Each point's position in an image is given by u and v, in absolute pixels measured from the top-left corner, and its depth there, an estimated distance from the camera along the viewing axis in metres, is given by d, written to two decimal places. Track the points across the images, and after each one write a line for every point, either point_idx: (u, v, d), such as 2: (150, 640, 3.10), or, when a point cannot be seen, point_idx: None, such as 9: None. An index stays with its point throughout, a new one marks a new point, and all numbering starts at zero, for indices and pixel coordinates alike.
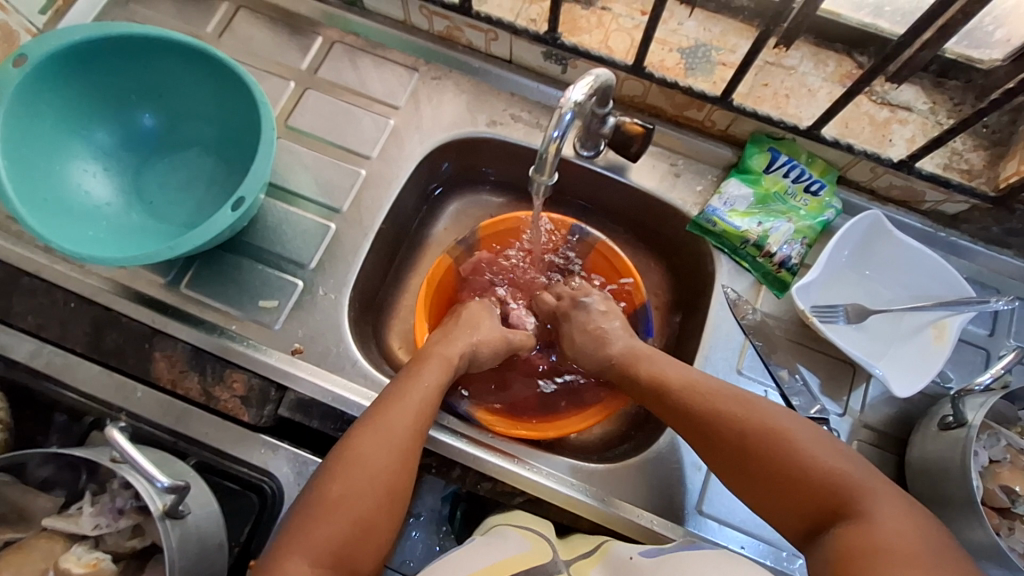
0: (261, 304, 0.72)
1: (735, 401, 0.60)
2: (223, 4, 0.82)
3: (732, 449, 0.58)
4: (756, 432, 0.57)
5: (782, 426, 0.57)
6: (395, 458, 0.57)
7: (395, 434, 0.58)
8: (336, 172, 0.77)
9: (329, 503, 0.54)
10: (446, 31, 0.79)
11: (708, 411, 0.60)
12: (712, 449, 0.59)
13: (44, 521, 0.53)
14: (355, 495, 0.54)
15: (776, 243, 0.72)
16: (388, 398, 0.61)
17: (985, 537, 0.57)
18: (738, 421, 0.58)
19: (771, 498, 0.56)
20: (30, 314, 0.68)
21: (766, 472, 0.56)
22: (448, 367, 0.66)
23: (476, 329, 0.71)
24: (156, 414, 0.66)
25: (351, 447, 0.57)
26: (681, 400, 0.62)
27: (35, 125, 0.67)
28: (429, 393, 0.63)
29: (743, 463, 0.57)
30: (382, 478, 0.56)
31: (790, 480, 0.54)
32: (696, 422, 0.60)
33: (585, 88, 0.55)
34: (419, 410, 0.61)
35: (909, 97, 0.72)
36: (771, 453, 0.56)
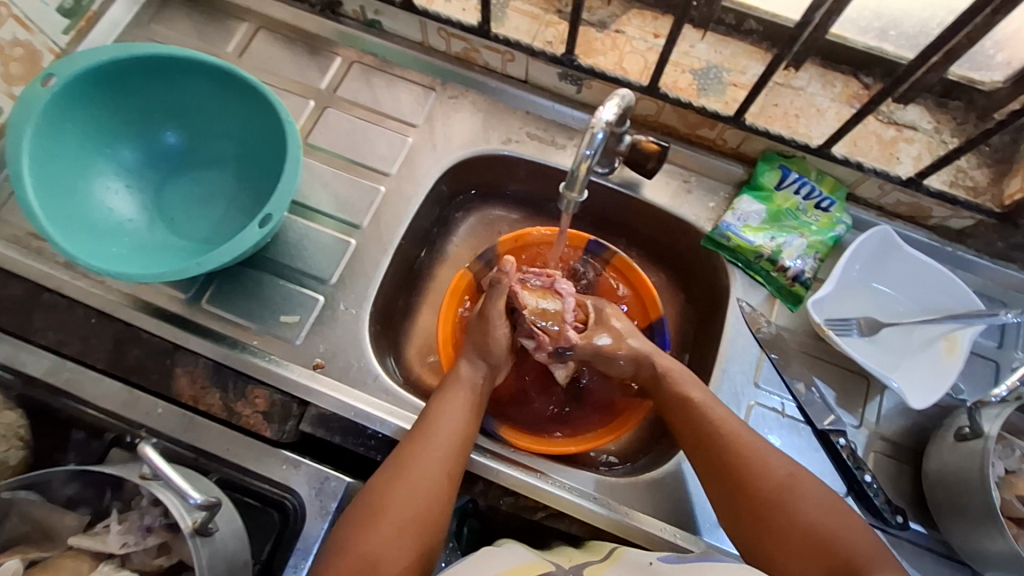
0: (282, 319, 0.72)
1: (767, 450, 0.60)
2: (243, 25, 0.84)
3: (756, 497, 0.58)
4: (781, 486, 0.57)
5: (803, 487, 0.57)
6: (430, 485, 0.58)
7: (431, 460, 0.60)
8: (354, 189, 0.78)
9: (366, 528, 0.55)
10: (463, 52, 0.81)
11: (741, 454, 0.60)
12: (732, 498, 0.59)
13: (70, 539, 0.52)
14: (391, 521, 0.55)
15: (790, 257, 0.74)
16: (423, 423, 0.63)
17: (1006, 546, 0.59)
18: (766, 469, 0.58)
19: (786, 553, 0.55)
20: (51, 330, 0.68)
21: (786, 525, 0.56)
22: (474, 392, 0.68)
23: (487, 328, 0.70)
24: (176, 430, 0.65)
25: (389, 473, 0.59)
26: (714, 439, 0.61)
27: (61, 143, 0.68)
28: (462, 418, 0.64)
29: (764, 512, 0.57)
30: (417, 505, 0.57)
31: (807, 536, 0.54)
32: (726, 465, 0.60)
33: (614, 107, 0.57)
34: (452, 437, 0.62)
35: (914, 116, 0.74)
36: (793, 506, 0.56)
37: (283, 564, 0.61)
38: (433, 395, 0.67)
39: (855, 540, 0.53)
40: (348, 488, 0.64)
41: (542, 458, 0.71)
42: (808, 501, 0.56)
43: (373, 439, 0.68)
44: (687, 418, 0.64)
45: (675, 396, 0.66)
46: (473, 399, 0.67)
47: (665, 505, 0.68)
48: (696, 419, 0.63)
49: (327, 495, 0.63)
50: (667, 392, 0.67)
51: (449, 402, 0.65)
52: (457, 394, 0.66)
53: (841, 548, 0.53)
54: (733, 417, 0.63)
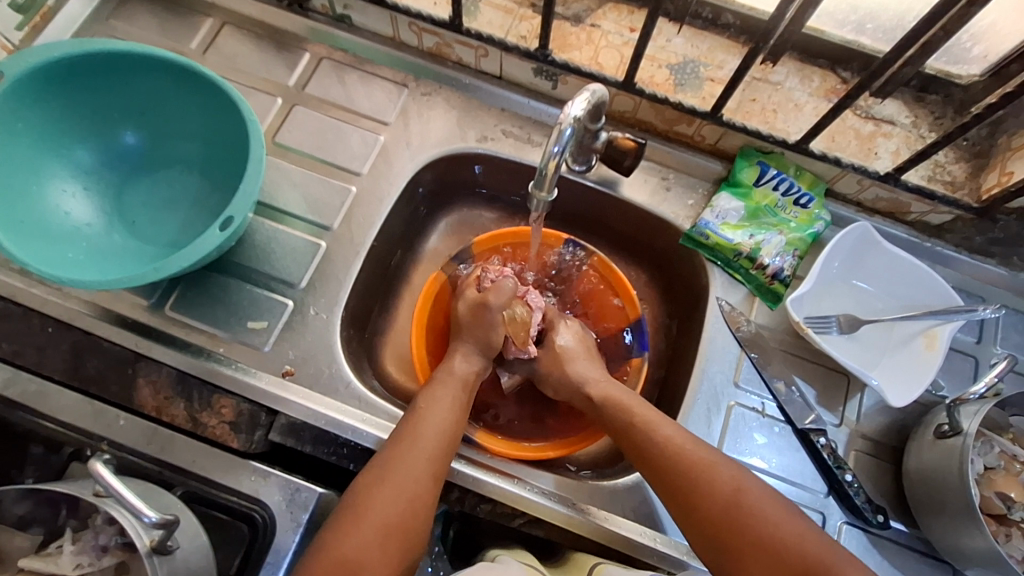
0: (250, 325, 0.70)
1: (713, 461, 0.59)
2: (208, 20, 0.81)
3: (709, 515, 0.56)
4: (730, 500, 0.56)
5: (751, 498, 0.56)
6: (414, 486, 0.57)
7: (416, 460, 0.58)
8: (325, 190, 0.76)
9: (347, 530, 0.53)
10: (435, 48, 0.79)
11: (687, 469, 0.58)
12: (686, 516, 0.58)
13: (20, 561, 0.50)
14: (373, 523, 0.54)
15: (769, 255, 0.73)
16: (409, 421, 0.62)
17: (985, 544, 0.58)
18: (713, 483, 0.57)
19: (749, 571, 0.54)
20: (5, 340, 0.65)
21: (743, 540, 0.54)
22: (463, 388, 0.66)
23: (481, 329, 0.70)
24: (139, 442, 0.63)
25: (373, 473, 0.57)
26: (660, 456, 0.60)
27: (12, 145, 0.65)
28: (450, 417, 0.63)
29: (721, 531, 0.55)
30: (400, 507, 0.55)
31: (764, 550, 0.54)
32: (674, 483, 0.59)
33: (583, 103, 0.55)
34: (439, 435, 0.61)
35: (892, 111, 0.74)
36: (746, 521, 0.55)
37: None
38: (420, 392, 0.65)
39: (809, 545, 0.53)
40: (320, 499, 0.62)
41: (520, 463, 0.69)
42: (761, 510, 0.55)
43: (345, 448, 0.66)
44: (631, 436, 0.63)
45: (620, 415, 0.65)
46: (462, 396, 0.66)
47: (646, 508, 0.67)
48: (640, 436, 0.62)
49: (298, 506, 0.61)
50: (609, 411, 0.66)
51: (437, 400, 0.64)
52: (445, 391, 0.65)
53: (796, 557, 0.53)
54: (680, 430, 0.62)
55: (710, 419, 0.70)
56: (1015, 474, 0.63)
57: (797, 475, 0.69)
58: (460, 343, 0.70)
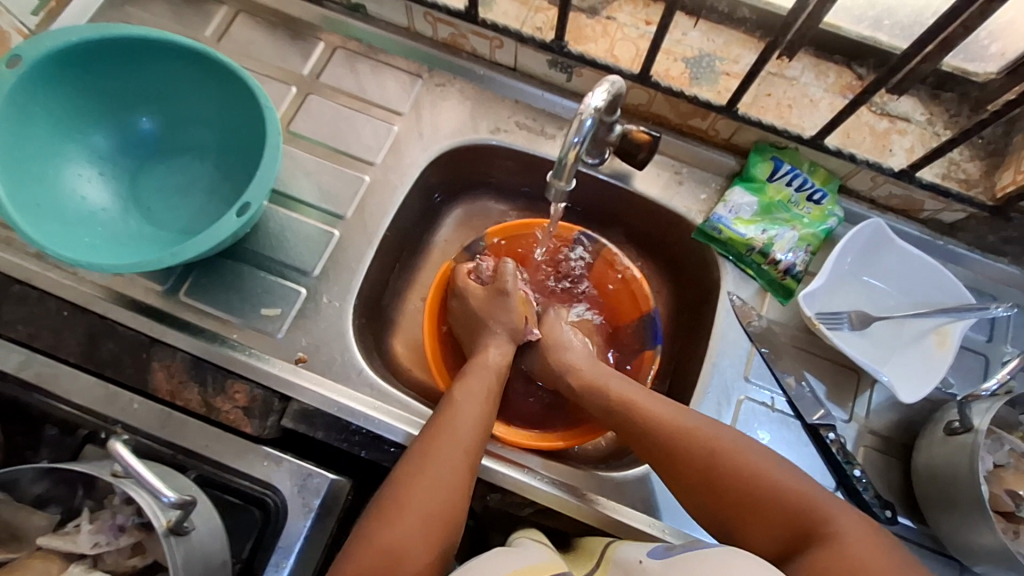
0: (264, 312, 0.70)
1: (685, 423, 0.61)
2: (222, 8, 0.81)
3: (691, 475, 0.59)
4: (707, 460, 0.58)
5: (727, 450, 0.58)
6: (453, 476, 0.58)
7: (453, 452, 0.59)
8: (339, 180, 0.76)
9: (389, 520, 0.54)
10: (451, 38, 0.79)
11: (662, 433, 0.61)
12: (671, 479, 0.60)
13: (38, 539, 0.51)
14: (415, 514, 0.55)
15: (781, 250, 0.73)
16: (444, 412, 0.62)
17: (994, 540, 0.59)
18: (688, 445, 0.59)
19: (740, 525, 0.57)
20: (21, 323, 0.66)
21: (728, 495, 0.57)
22: (494, 379, 0.67)
23: (498, 315, 0.72)
24: (153, 425, 0.63)
25: (412, 464, 0.58)
26: (634, 425, 0.63)
27: (30, 130, 0.65)
28: (484, 409, 0.64)
29: (706, 490, 0.58)
30: (440, 497, 0.56)
31: (744, 502, 0.56)
32: (654, 450, 0.61)
33: (604, 93, 0.55)
34: (475, 426, 0.62)
35: (907, 108, 0.74)
36: (725, 477, 0.57)
37: (264, 563, 0.59)
38: (453, 383, 0.66)
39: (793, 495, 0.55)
40: (332, 485, 0.62)
41: (529, 454, 0.70)
42: (740, 463, 0.58)
43: (357, 435, 0.66)
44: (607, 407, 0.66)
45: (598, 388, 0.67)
46: (494, 388, 0.67)
47: (653, 500, 0.67)
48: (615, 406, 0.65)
49: (311, 491, 0.62)
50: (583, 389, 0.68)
51: (470, 391, 0.65)
52: (478, 383, 0.66)
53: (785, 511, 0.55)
54: (648, 396, 0.64)
55: (720, 412, 0.71)
56: None
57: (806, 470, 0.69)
58: (489, 335, 0.71)
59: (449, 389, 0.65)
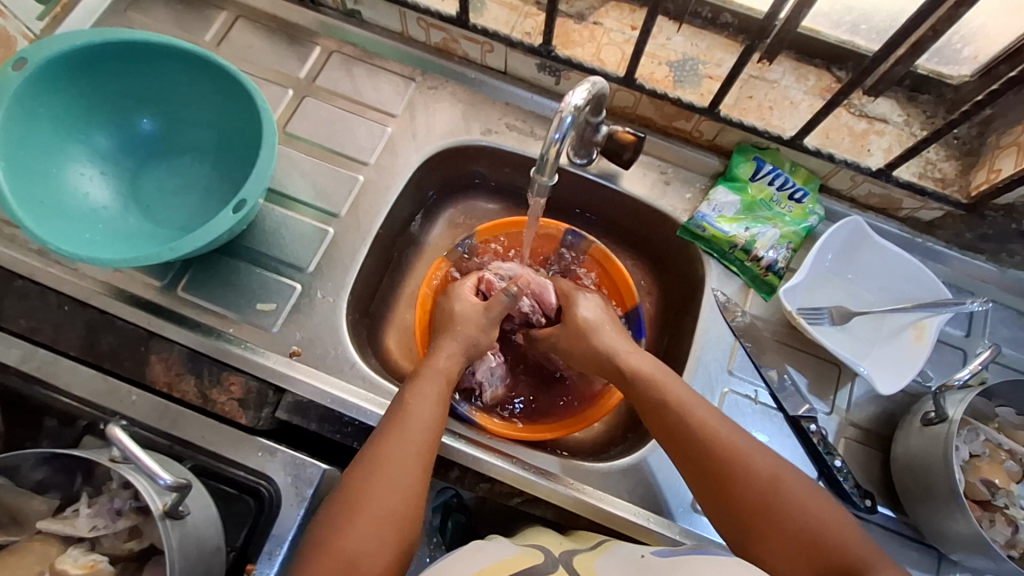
0: (259, 307, 0.72)
1: (750, 449, 0.58)
2: (222, 14, 0.84)
3: (748, 507, 0.56)
4: (771, 489, 0.56)
5: (784, 483, 0.56)
6: (407, 479, 0.57)
7: (406, 456, 0.58)
8: (333, 179, 0.78)
9: (343, 525, 0.53)
10: (443, 43, 0.81)
11: (729, 454, 0.58)
12: (717, 500, 0.58)
13: (38, 523, 0.53)
14: (369, 519, 0.54)
15: (763, 247, 0.75)
16: (396, 415, 0.61)
17: (970, 528, 0.60)
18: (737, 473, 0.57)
19: (776, 558, 0.54)
20: (23, 317, 0.68)
21: (778, 531, 0.54)
22: (447, 380, 0.65)
23: (474, 317, 0.71)
24: (151, 417, 0.65)
25: (363, 470, 0.56)
26: (695, 441, 0.59)
27: (34, 129, 0.67)
28: (437, 409, 0.62)
29: (758, 522, 0.55)
30: (395, 501, 0.55)
31: (786, 533, 0.54)
32: (713, 471, 0.58)
33: (584, 93, 0.57)
34: (428, 429, 0.60)
35: (885, 110, 0.76)
36: (783, 513, 0.55)
37: (257, 551, 0.61)
38: (405, 386, 0.64)
39: (848, 542, 0.53)
40: (324, 475, 0.64)
41: (518, 444, 0.72)
42: (803, 501, 0.55)
43: (349, 426, 0.68)
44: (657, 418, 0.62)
45: (655, 390, 0.63)
46: (447, 387, 0.65)
47: (639, 490, 0.69)
48: (676, 419, 0.61)
49: (304, 481, 0.63)
50: (643, 388, 0.64)
51: (423, 392, 0.63)
52: (432, 382, 0.64)
53: (836, 554, 0.53)
54: (713, 413, 0.61)
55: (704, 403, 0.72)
56: (999, 462, 0.65)
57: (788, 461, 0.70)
58: (446, 339, 0.69)
59: (401, 390, 0.64)
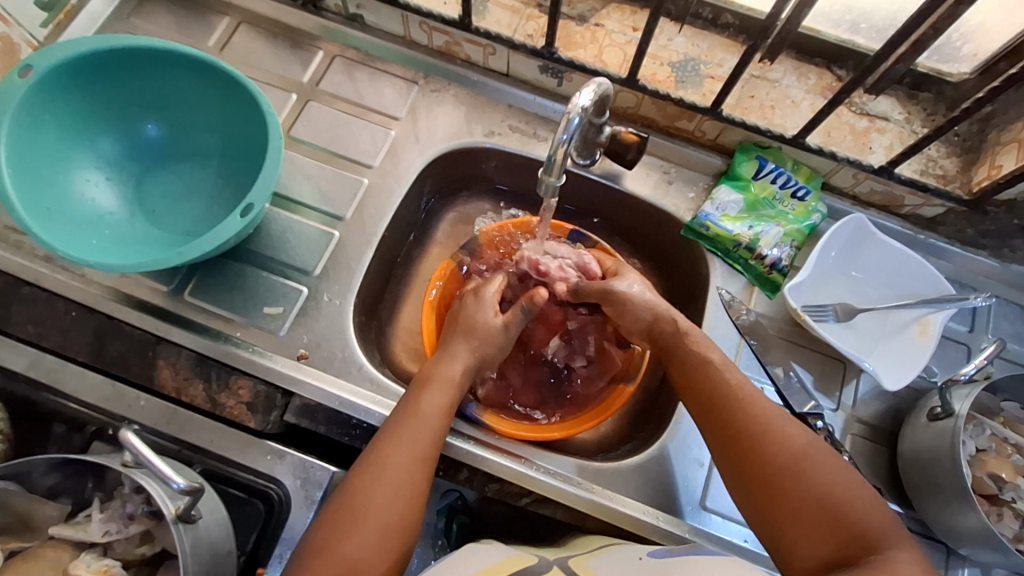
0: (266, 310, 0.72)
1: (780, 417, 0.57)
2: (224, 20, 0.84)
3: (767, 471, 0.55)
4: (798, 453, 0.54)
5: (815, 453, 0.54)
6: (410, 485, 0.57)
7: (410, 460, 0.58)
8: (338, 182, 0.79)
9: (345, 529, 0.53)
10: (445, 46, 0.82)
11: (756, 418, 0.57)
12: (736, 460, 0.57)
13: (50, 529, 0.53)
14: (371, 523, 0.53)
15: (767, 246, 0.75)
16: (400, 419, 0.61)
17: (978, 522, 0.60)
18: (765, 437, 0.56)
19: (792, 521, 0.52)
20: (29, 324, 0.67)
21: (790, 496, 0.53)
22: (456, 387, 0.65)
23: (486, 319, 0.71)
24: (158, 421, 0.66)
25: (366, 472, 0.56)
26: (725, 400, 0.60)
27: (39, 136, 0.68)
28: (442, 415, 0.62)
29: (776, 483, 0.54)
30: (397, 507, 0.55)
31: (809, 506, 0.52)
32: (736, 429, 0.58)
33: (591, 94, 0.58)
34: (433, 435, 0.60)
35: (886, 107, 0.76)
36: (806, 476, 0.53)
37: (268, 554, 0.61)
38: (410, 391, 0.64)
39: (870, 514, 0.50)
40: (333, 478, 0.64)
41: (527, 444, 0.72)
42: (829, 470, 0.53)
43: (357, 428, 0.68)
44: (695, 382, 0.63)
45: (695, 354, 0.64)
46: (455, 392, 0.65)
47: (647, 489, 0.69)
48: (710, 381, 0.62)
49: (313, 484, 0.63)
50: (687, 350, 0.65)
51: (429, 397, 0.63)
52: (439, 386, 0.64)
53: (856, 525, 0.50)
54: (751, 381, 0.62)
55: None
56: (1006, 456, 0.65)
57: None
58: (459, 345, 0.69)
59: (405, 395, 0.64)
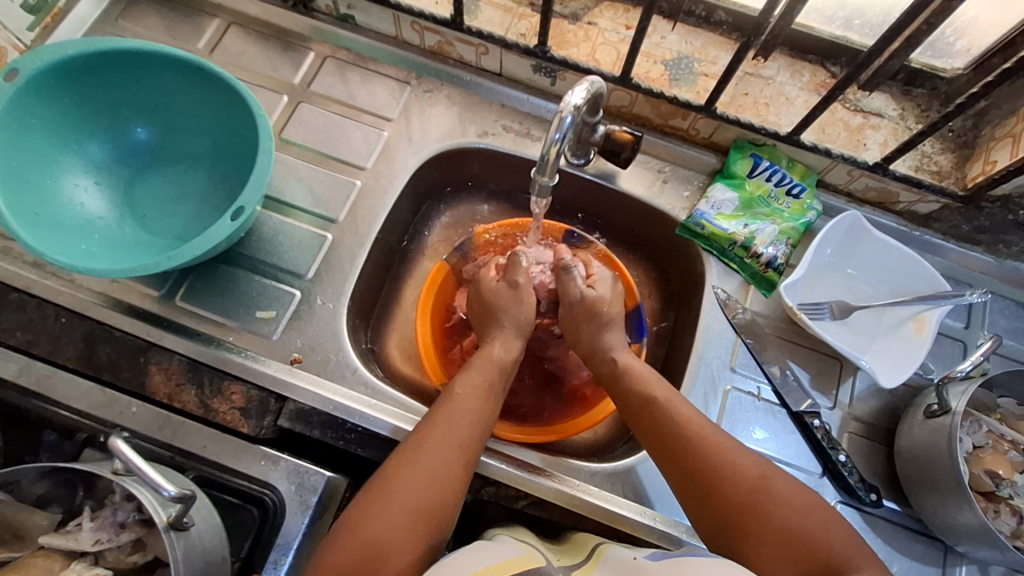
0: (259, 314, 0.72)
1: (733, 449, 0.59)
2: (214, 21, 0.83)
3: (730, 505, 0.56)
4: (757, 486, 0.56)
5: (772, 483, 0.57)
6: (444, 471, 0.56)
7: (444, 447, 0.58)
8: (330, 184, 0.78)
9: (374, 509, 0.53)
10: (437, 46, 0.81)
11: (711, 455, 0.58)
12: (699, 498, 0.58)
13: (40, 539, 0.52)
14: (401, 504, 0.53)
15: (763, 244, 0.75)
16: (439, 408, 0.61)
17: (975, 519, 0.60)
18: (722, 473, 0.57)
19: (760, 554, 0.53)
20: (19, 330, 0.67)
21: (756, 528, 0.54)
22: (497, 370, 0.67)
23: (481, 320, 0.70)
24: (151, 428, 0.64)
25: (402, 457, 0.57)
26: (679, 439, 0.60)
27: (27, 140, 0.67)
28: (479, 406, 0.62)
29: (741, 517, 0.55)
30: (430, 487, 0.55)
31: (774, 536, 0.53)
32: (696, 468, 0.58)
33: (582, 93, 0.57)
34: (471, 420, 0.61)
35: (880, 104, 0.76)
36: (767, 508, 0.55)
37: (262, 561, 0.60)
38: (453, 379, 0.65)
39: (830, 540, 0.53)
40: (329, 482, 0.63)
41: (524, 446, 0.71)
42: (783, 501, 0.55)
43: (352, 432, 0.68)
44: (649, 416, 0.63)
45: (648, 391, 0.65)
46: (495, 382, 0.66)
47: (644, 490, 0.69)
48: (659, 419, 0.62)
49: (308, 490, 0.62)
50: (635, 390, 0.65)
51: (467, 387, 0.63)
52: (477, 376, 0.65)
53: (820, 551, 0.52)
54: (698, 412, 0.63)
55: (707, 403, 0.72)
56: (1003, 452, 0.65)
57: (792, 457, 0.70)
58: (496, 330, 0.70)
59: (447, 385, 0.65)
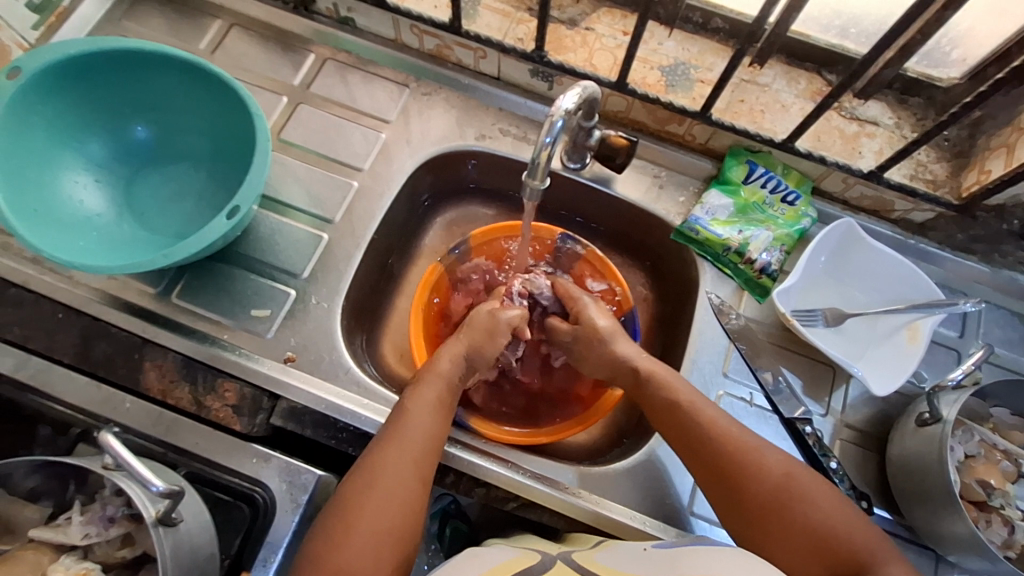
0: (253, 313, 0.72)
1: (758, 448, 0.59)
2: (216, 22, 0.84)
3: (757, 506, 0.56)
4: (780, 486, 0.56)
5: (801, 483, 0.56)
6: (404, 490, 0.56)
7: (403, 465, 0.57)
8: (327, 185, 0.79)
9: (339, 538, 0.52)
10: (436, 49, 0.82)
11: (734, 457, 0.58)
12: (727, 498, 0.58)
13: (31, 532, 0.53)
14: (365, 531, 0.53)
15: (757, 250, 0.75)
16: (393, 424, 0.60)
17: (965, 529, 0.60)
18: (746, 479, 0.57)
19: (784, 552, 0.54)
20: (16, 326, 0.67)
21: (784, 528, 0.55)
22: (448, 384, 0.65)
23: (474, 324, 0.70)
24: (145, 424, 0.65)
25: (359, 480, 0.56)
26: (707, 440, 0.60)
27: (29, 138, 0.68)
28: (434, 418, 0.61)
29: (770, 519, 0.55)
30: (390, 514, 0.54)
31: (804, 536, 0.54)
32: (723, 469, 0.58)
33: (574, 97, 0.58)
34: (428, 437, 0.60)
35: (875, 112, 0.76)
36: (796, 505, 0.55)
37: (252, 559, 0.60)
38: (404, 393, 0.64)
39: (854, 535, 0.53)
40: (319, 482, 0.63)
41: (513, 449, 0.71)
42: (811, 499, 0.55)
43: (344, 432, 0.68)
44: (675, 418, 0.62)
45: (662, 398, 0.64)
46: (448, 394, 0.64)
47: (635, 493, 0.69)
48: (683, 420, 0.62)
49: (298, 488, 0.63)
50: (647, 400, 0.65)
51: (420, 400, 0.62)
52: (430, 388, 0.63)
53: (845, 547, 0.53)
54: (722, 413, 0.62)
55: None
56: (995, 462, 0.65)
57: None
58: (451, 342, 0.68)
59: (400, 400, 0.63)
